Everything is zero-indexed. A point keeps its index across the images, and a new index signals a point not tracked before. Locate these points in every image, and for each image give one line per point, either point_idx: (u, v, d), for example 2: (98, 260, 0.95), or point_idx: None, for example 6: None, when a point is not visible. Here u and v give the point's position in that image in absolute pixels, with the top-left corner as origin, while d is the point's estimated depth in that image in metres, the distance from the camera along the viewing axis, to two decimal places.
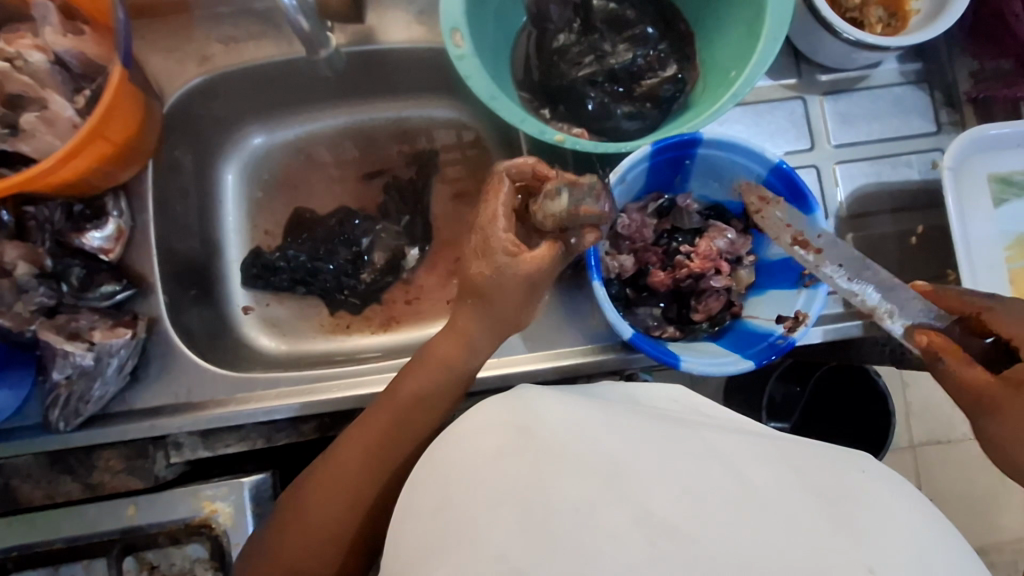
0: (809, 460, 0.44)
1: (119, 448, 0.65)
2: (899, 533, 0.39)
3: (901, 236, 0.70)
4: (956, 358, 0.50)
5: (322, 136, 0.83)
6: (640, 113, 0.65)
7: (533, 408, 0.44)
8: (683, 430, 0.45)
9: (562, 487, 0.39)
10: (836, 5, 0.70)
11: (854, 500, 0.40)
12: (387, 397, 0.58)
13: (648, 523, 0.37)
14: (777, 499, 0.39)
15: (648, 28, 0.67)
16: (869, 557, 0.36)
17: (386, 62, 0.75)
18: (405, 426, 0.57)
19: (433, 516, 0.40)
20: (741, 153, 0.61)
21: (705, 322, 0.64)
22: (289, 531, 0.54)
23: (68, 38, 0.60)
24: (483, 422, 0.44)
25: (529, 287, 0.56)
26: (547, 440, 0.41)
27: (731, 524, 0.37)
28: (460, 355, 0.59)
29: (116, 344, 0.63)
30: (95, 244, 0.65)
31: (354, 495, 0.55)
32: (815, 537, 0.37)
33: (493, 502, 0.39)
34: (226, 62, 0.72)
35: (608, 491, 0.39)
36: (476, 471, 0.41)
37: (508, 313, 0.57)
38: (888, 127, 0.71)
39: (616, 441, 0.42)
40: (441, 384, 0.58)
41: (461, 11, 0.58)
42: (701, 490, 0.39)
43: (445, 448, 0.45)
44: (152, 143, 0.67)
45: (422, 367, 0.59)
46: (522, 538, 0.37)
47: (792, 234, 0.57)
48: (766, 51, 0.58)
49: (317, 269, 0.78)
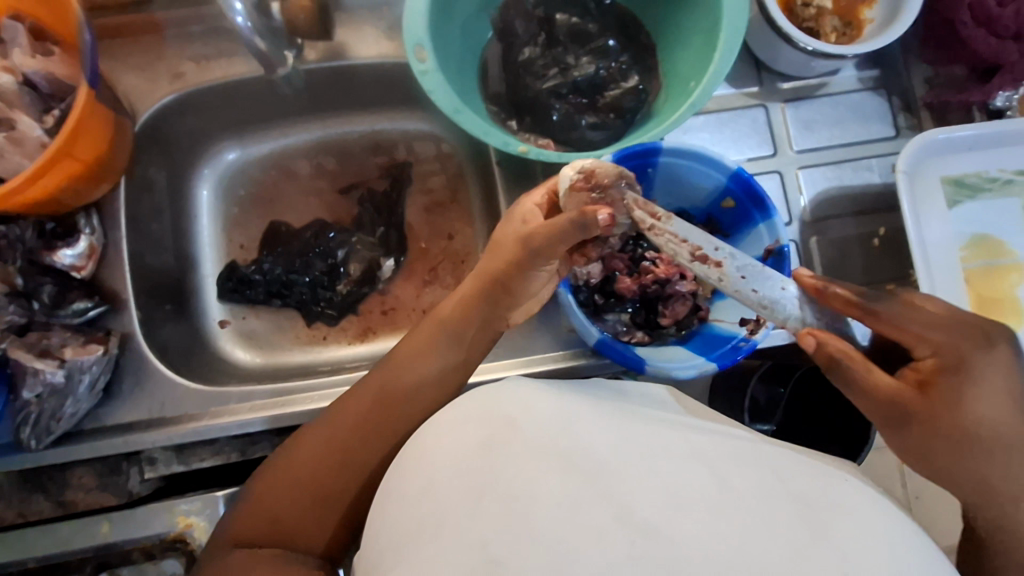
0: (796, 466, 0.43)
1: (91, 465, 0.66)
2: (877, 543, 0.37)
3: (864, 238, 0.71)
4: (859, 363, 0.49)
5: (296, 150, 0.84)
6: (604, 123, 0.66)
7: (521, 400, 0.45)
8: (668, 430, 0.44)
9: (543, 480, 0.38)
10: (792, 15, 0.71)
11: (835, 509, 0.39)
12: (388, 362, 0.57)
13: (626, 521, 0.36)
14: (761, 499, 0.38)
15: (609, 41, 0.68)
16: (843, 562, 0.35)
17: (357, 77, 0.77)
18: (404, 390, 0.54)
19: (416, 502, 0.40)
20: (702, 162, 0.62)
21: (672, 327, 0.65)
22: (278, 491, 0.51)
23: (37, 59, 0.61)
24: (470, 413, 0.45)
25: (518, 265, 0.54)
26: (531, 433, 0.41)
27: (709, 523, 0.36)
28: (459, 316, 0.57)
29: (87, 361, 0.63)
30: (67, 261, 0.65)
31: (348, 458, 0.52)
32: (796, 541, 0.36)
33: (477, 487, 0.38)
34: (197, 79, 0.73)
35: (587, 488, 0.38)
36: (460, 459, 0.41)
37: (503, 288, 0.56)
38: (849, 132, 0.73)
39: (600, 436, 0.41)
40: (444, 348, 0.56)
41: (424, 27, 0.59)
42: (681, 489, 0.38)
43: (428, 443, 0.44)
44: (122, 161, 0.67)
45: (426, 330, 0.58)
46: (500, 528, 0.36)
47: (690, 249, 0.52)
48: (722, 62, 0.59)
49: (293, 282, 0.78)
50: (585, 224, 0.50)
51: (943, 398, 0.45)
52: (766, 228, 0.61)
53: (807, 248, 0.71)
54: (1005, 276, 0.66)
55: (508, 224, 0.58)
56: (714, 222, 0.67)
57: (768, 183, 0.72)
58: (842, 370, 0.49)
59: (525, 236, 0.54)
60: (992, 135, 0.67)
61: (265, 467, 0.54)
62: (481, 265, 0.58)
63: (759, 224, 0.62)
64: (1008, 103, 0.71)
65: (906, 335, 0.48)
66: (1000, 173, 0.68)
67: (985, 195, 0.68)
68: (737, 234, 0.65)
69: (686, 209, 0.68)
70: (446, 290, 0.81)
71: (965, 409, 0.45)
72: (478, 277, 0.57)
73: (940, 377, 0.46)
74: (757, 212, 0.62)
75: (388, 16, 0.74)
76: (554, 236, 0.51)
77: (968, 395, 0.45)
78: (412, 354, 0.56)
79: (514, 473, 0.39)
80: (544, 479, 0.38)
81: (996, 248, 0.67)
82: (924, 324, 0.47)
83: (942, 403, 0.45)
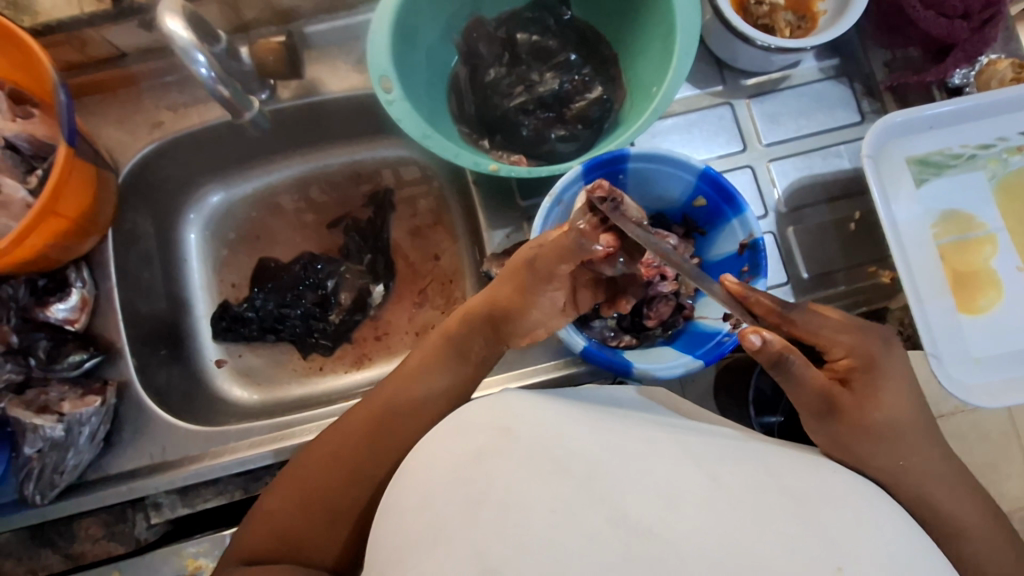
0: (789, 462, 0.43)
1: (98, 515, 0.67)
2: (870, 535, 0.36)
3: (841, 222, 0.73)
4: (802, 358, 0.47)
5: (278, 187, 0.86)
6: (573, 135, 0.68)
7: (517, 411, 0.44)
8: (658, 433, 0.44)
9: (539, 487, 0.37)
10: (747, 14, 0.74)
11: (832, 505, 0.38)
12: (392, 375, 0.57)
13: (621, 525, 0.35)
14: (757, 495, 0.37)
15: (570, 55, 0.71)
16: (840, 558, 0.34)
17: (330, 111, 0.78)
18: (408, 401, 0.55)
19: (413, 515, 0.39)
20: (670, 164, 0.63)
21: (658, 327, 0.67)
22: (285, 505, 0.52)
23: (17, 122, 0.63)
24: (466, 423, 0.44)
25: (523, 289, 0.57)
26: (525, 441, 0.40)
27: (705, 522, 0.35)
28: (467, 332, 0.58)
29: (86, 413, 0.64)
30: (60, 315, 0.67)
31: (353, 470, 0.52)
32: (791, 535, 0.35)
33: (472, 493, 0.37)
34: (175, 126, 0.75)
35: (582, 494, 0.37)
36: (456, 469, 0.40)
37: (511, 313, 0.58)
38: (815, 121, 0.74)
39: (595, 442, 0.41)
40: (448, 361, 0.57)
41: (388, 59, 0.60)
42: (676, 491, 0.37)
43: (422, 458, 0.43)
44: (107, 213, 0.69)
45: (430, 344, 0.58)
46: (494, 535, 0.35)
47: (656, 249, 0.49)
48: (681, 66, 0.61)
49: (285, 315, 0.79)
50: (586, 240, 0.53)
51: (862, 394, 0.48)
52: (739, 223, 0.62)
53: (785, 238, 0.72)
54: (979, 248, 0.68)
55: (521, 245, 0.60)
56: (690, 221, 0.69)
57: (740, 178, 0.73)
58: (787, 367, 0.46)
59: (530, 259, 0.56)
60: (950, 113, 0.69)
61: (274, 483, 0.54)
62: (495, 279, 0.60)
63: (733, 219, 0.63)
64: (967, 79, 0.73)
65: (822, 340, 0.49)
66: (964, 149, 0.70)
67: (951, 171, 0.69)
68: (712, 231, 0.67)
69: (662, 211, 0.69)
70: (436, 311, 0.82)
71: (881, 407, 0.47)
72: (488, 300, 0.59)
73: (861, 376, 0.48)
74: (729, 208, 0.63)
75: (356, 50, 0.76)
76: (555, 255, 0.54)
77: (884, 393, 0.48)
78: (418, 369, 0.56)
79: (508, 479, 0.38)
80: (539, 485, 0.37)
81: (965, 223, 0.69)
82: (837, 330, 0.49)
83: (861, 399, 0.48)
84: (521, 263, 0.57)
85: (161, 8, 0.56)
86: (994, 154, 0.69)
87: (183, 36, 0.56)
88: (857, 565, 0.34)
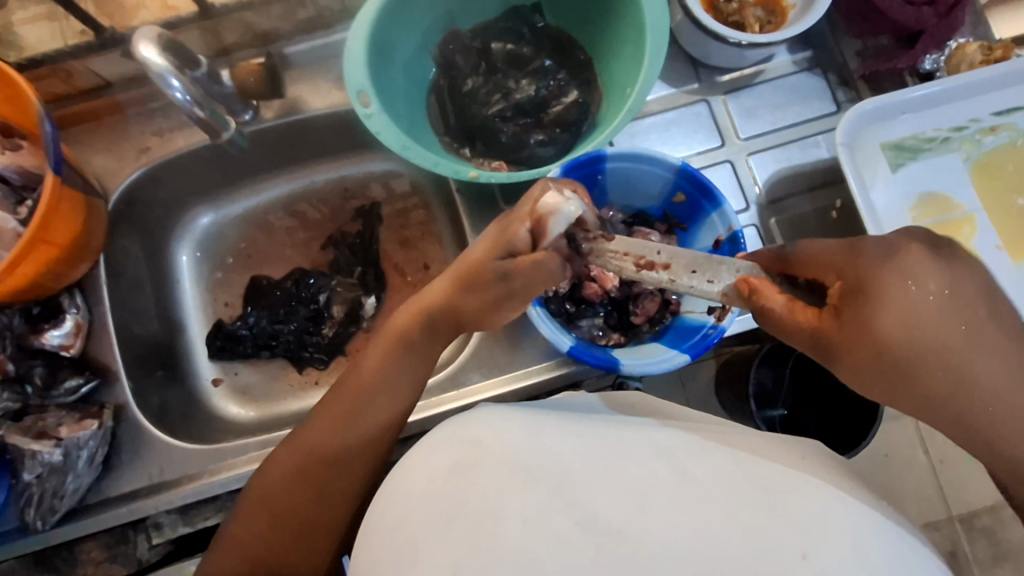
0: (762, 449, 0.43)
1: (99, 538, 0.69)
2: (839, 517, 0.36)
3: (822, 212, 0.73)
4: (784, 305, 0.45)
5: (266, 205, 0.87)
6: (552, 139, 0.69)
7: (489, 425, 0.43)
8: (629, 429, 0.44)
9: (509, 497, 0.36)
10: (717, 12, 0.75)
11: (799, 487, 0.38)
12: (344, 391, 0.55)
13: (591, 528, 0.35)
14: (729, 490, 0.37)
15: (545, 61, 0.72)
16: (807, 544, 0.34)
17: (312, 128, 0.79)
18: (359, 426, 0.54)
19: (391, 534, 0.38)
20: (648, 162, 0.64)
21: (646, 324, 0.68)
22: (255, 530, 0.52)
23: (6, 154, 0.65)
24: (437, 442, 0.43)
25: (491, 305, 0.54)
26: (499, 453, 0.39)
27: (674, 525, 0.35)
28: (424, 332, 0.56)
29: (84, 436, 0.65)
30: (55, 341, 0.68)
31: (322, 489, 0.52)
32: (754, 529, 0.34)
33: (445, 509, 0.37)
34: (162, 151, 0.76)
35: (554, 500, 0.36)
36: (431, 484, 0.39)
37: (466, 316, 0.55)
38: (792, 113, 0.75)
39: (570, 449, 0.40)
40: (404, 362, 0.56)
41: (365, 75, 0.62)
42: (647, 492, 0.37)
43: (401, 471, 0.43)
44: (96, 241, 0.69)
45: (383, 347, 0.56)
46: (468, 546, 0.35)
47: (634, 260, 0.51)
48: (653, 65, 0.62)
49: (278, 331, 0.80)
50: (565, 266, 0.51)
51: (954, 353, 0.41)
52: (719, 217, 0.63)
53: (768, 229, 0.72)
54: (958, 229, 0.69)
55: (484, 243, 0.52)
56: (671, 217, 0.70)
57: (719, 173, 0.74)
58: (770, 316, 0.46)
59: (502, 274, 0.51)
60: (922, 97, 0.70)
61: (241, 504, 0.54)
62: (458, 275, 0.54)
63: (712, 213, 0.64)
64: (938, 64, 0.74)
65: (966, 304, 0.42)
66: (938, 132, 0.71)
67: (925, 154, 0.70)
68: (693, 226, 0.67)
69: (643, 209, 0.71)
70: None
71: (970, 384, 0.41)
72: (450, 296, 0.54)
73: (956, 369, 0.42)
74: (708, 202, 0.64)
75: (336, 68, 0.77)
76: (532, 280, 0.50)
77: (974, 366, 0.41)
78: (375, 380, 0.55)
79: (481, 492, 0.37)
80: (510, 494, 0.37)
81: (943, 205, 0.70)
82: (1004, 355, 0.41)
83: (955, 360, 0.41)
84: (488, 275, 0.51)
85: (138, 36, 0.58)
86: (968, 136, 0.71)
87: (158, 63, 0.58)
88: (824, 550, 0.33)
